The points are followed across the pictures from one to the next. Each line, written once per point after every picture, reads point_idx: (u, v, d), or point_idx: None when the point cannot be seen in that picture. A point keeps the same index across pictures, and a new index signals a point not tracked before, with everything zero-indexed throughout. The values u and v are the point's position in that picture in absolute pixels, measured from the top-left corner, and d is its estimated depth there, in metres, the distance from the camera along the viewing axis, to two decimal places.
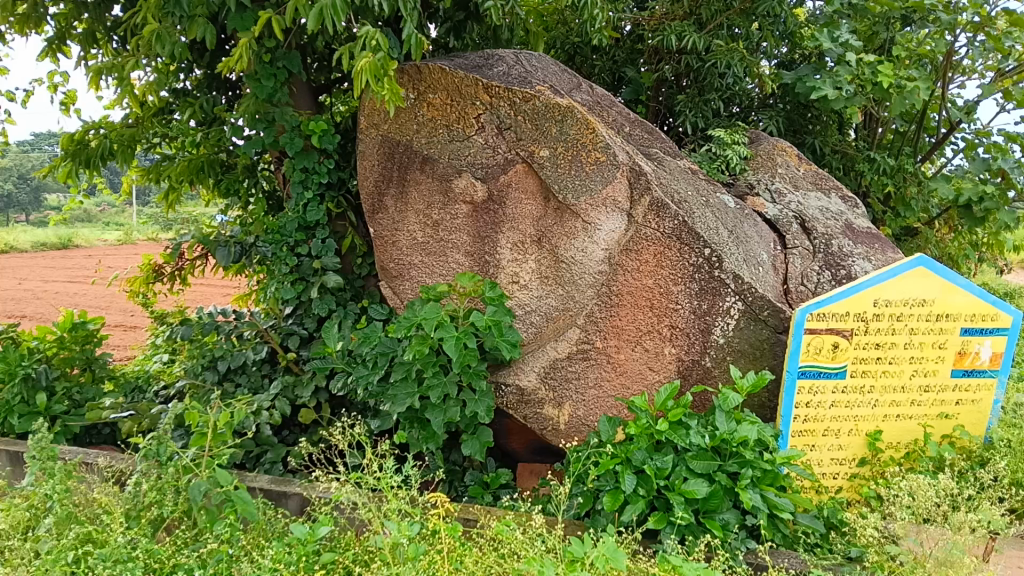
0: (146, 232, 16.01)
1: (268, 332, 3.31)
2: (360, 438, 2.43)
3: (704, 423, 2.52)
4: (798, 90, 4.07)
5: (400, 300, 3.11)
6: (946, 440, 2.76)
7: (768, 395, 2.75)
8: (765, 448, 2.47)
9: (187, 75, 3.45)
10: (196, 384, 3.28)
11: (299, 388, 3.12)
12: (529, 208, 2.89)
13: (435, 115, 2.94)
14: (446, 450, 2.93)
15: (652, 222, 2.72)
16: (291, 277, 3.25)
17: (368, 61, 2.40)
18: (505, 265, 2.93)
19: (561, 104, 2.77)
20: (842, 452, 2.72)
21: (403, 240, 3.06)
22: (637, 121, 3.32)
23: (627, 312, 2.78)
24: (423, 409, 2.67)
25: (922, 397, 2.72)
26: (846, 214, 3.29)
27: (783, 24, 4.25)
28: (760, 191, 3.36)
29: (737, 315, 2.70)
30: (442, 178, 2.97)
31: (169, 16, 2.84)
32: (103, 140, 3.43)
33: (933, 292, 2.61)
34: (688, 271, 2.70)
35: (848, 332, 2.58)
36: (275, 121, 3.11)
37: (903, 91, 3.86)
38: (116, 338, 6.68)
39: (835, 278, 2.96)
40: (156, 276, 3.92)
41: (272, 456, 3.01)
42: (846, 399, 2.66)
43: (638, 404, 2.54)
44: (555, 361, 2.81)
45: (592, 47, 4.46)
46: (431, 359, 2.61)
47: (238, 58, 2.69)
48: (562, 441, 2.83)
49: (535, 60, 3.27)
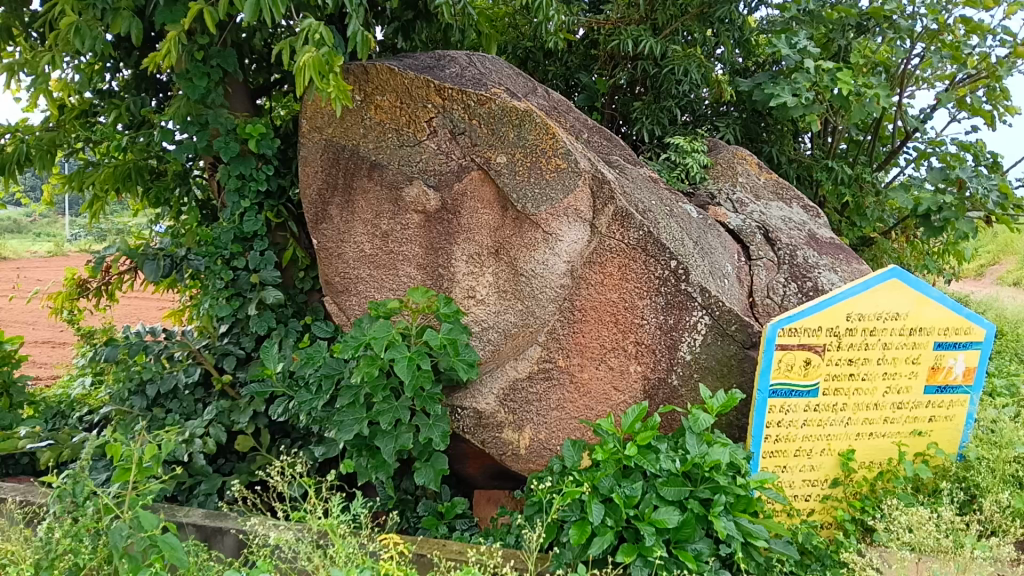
0: (79, 243, 15.45)
1: (200, 353, 3.07)
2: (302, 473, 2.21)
3: (674, 446, 2.36)
4: (756, 97, 3.99)
5: (346, 317, 2.90)
6: (919, 458, 2.67)
7: (736, 414, 2.62)
8: (737, 472, 2.32)
9: (114, 75, 3.21)
10: (123, 410, 3.02)
11: (236, 413, 2.88)
12: (485, 217, 2.72)
13: (383, 118, 2.75)
14: (398, 478, 2.74)
15: (616, 232, 2.58)
16: (226, 293, 3.00)
17: (312, 56, 2.20)
18: (460, 279, 2.75)
19: (519, 107, 2.61)
20: (814, 473, 2.60)
21: (349, 252, 2.85)
22: (594, 126, 3.18)
23: (590, 329, 2.61)
24: (372, 436, 2.47)
25: (895, 414, 2.62)
26: (809, 224, 3.19)
27: (739, 30, 4.17)
28: (721, 200, 3.24)
29: (704, 330, 2.56)
30: (391, 186, 2.78)
31: (91, 8, 2.59)
32: (19, 145, 3.11)
33: (906, 305, 2.51)
34: (653, 285, 2.56)
35: (820, 348, 2.46)
36: (209, 124, 2.88)
37: (862, 99, 3.80)
38: (40, 356, 6.31)
39: (802, 291, 2.84)
40: (80, 292, 3.62)
41: (206, 487, 2.78)
42: (818, 417, 2.54)
43: (604, 427, 2.38)
44: (515, 381, 2.63)
45: (545, 52, 4.33)
46: (381, 382, 2.40)
47: (167, 55, 2.46)
48: (521, 467, 2.65)
49: (489, 62, 3.11)
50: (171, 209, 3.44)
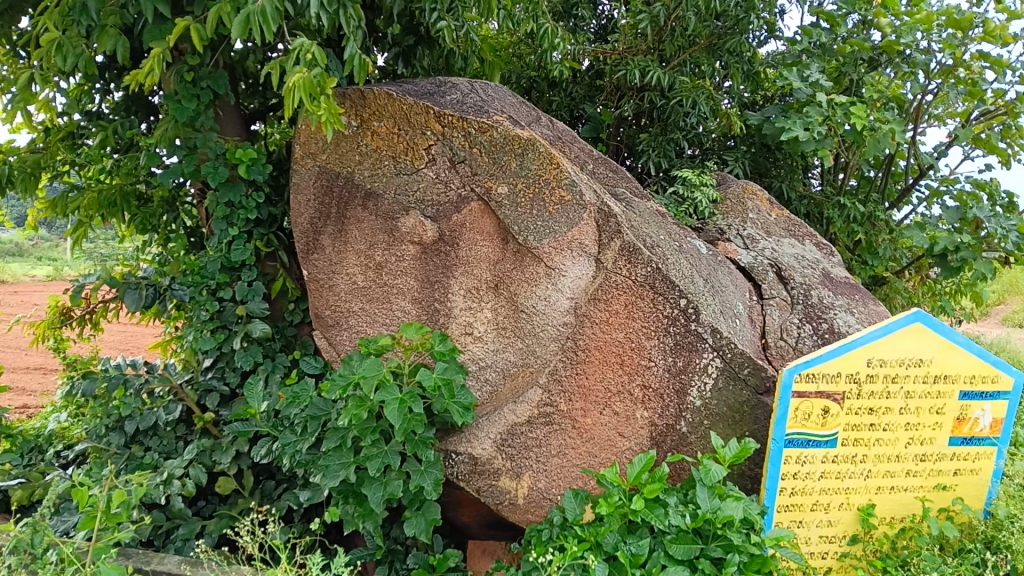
0: (76, 267, 15.33)
1: (182, 389, 2.90)
2: (275, 540, 2.07)
3: (684, 500, 2.20)
4: (766, 131, 3.87)
5: (336, 353, 2.75)
6: (943, 514, 2.51)
7: (749, 463, 2.46)
8: (751, 528, 2.15)
9: (103, 97, 3.10)
10: (98, 447, 2.88)
11: (217, 453, 2.74)
12: (484, 250, 2.58)
13: (380, 145, 2.62)
14: (387, 526, 2.60)
15: (623, 268, 2.43)
16: (211, 325, 2.85)
17: (302, 77, 2.08)
18: (457, 314, 2.60)
19: (522, 135, 2.49)
20: (832, 529, 2.44)
21: (341, 285, 2.71)
22: (600, 158, 3.05)
23: (594, 370, 2.46)
24: (359, 483, 2.30)
25: (917, 467, 2.46)
26: (823, 263, 3.05)
27: (748, 63, 4.07)
28: (731, 236, 3.10)
29: (715, 374, 2.40)
30: (387, 216, 2.65)
31: (77, 26, 2.49)
32: (2, 167, 3.00)
33: (931, 351, 2.36)
34: (662, 324, 2.41)
35: (839, 396, 2.30)
36: (198, 148, 2.77)
37: (876, 134, 3.68)
38: (24, 382, 6.14)
39: (817, 332, 2.68)
40: (64, 320, 3.45)
41: (184, 532, 2.61)
42: (837, 469, 2.38)
43: (609, 478, 2.21)
44: (513, 426, 2.46)
45: (549, 83, 4.24)
46: (370, 425, 2.25)
47: (152, 75, 2.34)
48: (520, 518, 2.47)
49: (492, 90, 2.99)
50: (158, 235, 3.26)
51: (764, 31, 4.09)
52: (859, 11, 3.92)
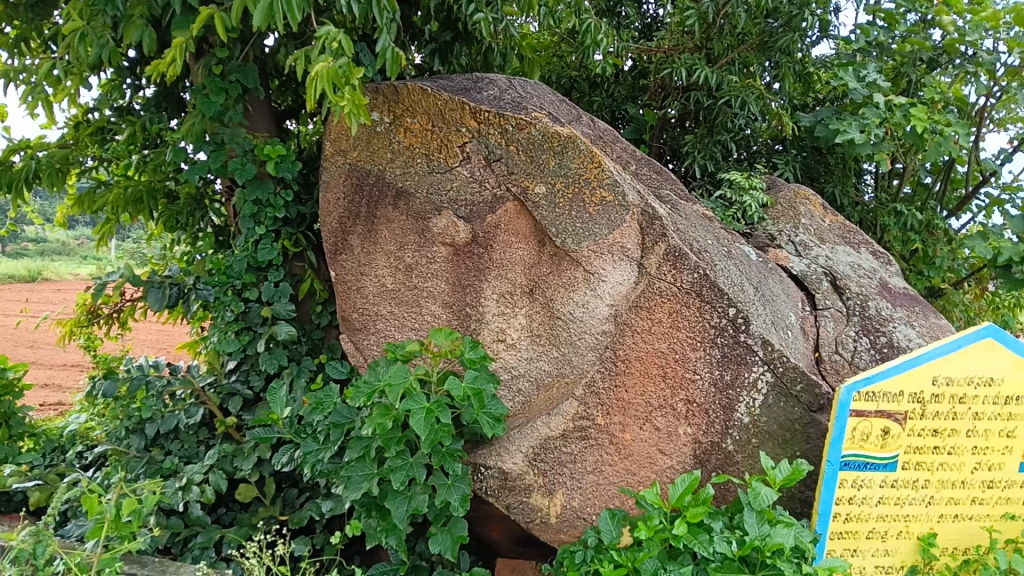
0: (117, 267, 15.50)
1: (205, 392, 2.81)
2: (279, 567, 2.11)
3: (729, 525, 2.04)
4: (819, 134, 3.67)
5: (363, 358, 2.62)
6: (1012, 546, 2.32)
7: (800, 486, 2.29)
8: (802, 558, 1.98)
9: (135, 92, 3.02)
10: (119, 450, 2.80)
11: (239, 459, 2.63)
12: (519, 253, 2.45)
13: (413, 141, 2.51)
14: (413, 541, 2.47)
15: (668, 274, 2.28)
16: (236, 327, 2.76)
17: (326, 66, 1.97)
18: (489, 320, 2.47)
19: (562, 132, 2.35)
20: (889, 559, 2.26)
21: (370, 287, 2.59)
22: (644, 158, 2.89)
23: (635, 383, 2.31)
24: (382, 496, 2.18)
25: (985, 495, 2.27)
26: (880, 272, 2.86)
27: (800, 62, 3.89)
28: (782, 242, 2.91)
29: (765, 390, 2.23)
30: (418, 216, 2.53)
31: (102, 15, 2.41)
32: (29, 161, 2.94)
33: (1002, 370, 2.17)
34: (709, 335, 2.25)
35: (901, 416, 2.12)
36: (225, 144, 2.68)
37: (938, 137, 3.44)
38: (58, 379, 6.15)
39: (875, 346, 2.49)
40: (91, 319, 3.34)
41: (202, 540, 2.51)
42: (896, 495, 2.19)
43: (649, 500, 2.05)
44: (547, 440, 2.33)
45: (591, 82, 4.11)
46: (394, 436, 2.12)
47: (175, 65, 2.25)
48: (551, 538, 2.32)
49: (531, 87, 2.85)
50: (186, 233, 3.15)
51: (816, 30, 3.91)
52: (919, 9, 3.71)
